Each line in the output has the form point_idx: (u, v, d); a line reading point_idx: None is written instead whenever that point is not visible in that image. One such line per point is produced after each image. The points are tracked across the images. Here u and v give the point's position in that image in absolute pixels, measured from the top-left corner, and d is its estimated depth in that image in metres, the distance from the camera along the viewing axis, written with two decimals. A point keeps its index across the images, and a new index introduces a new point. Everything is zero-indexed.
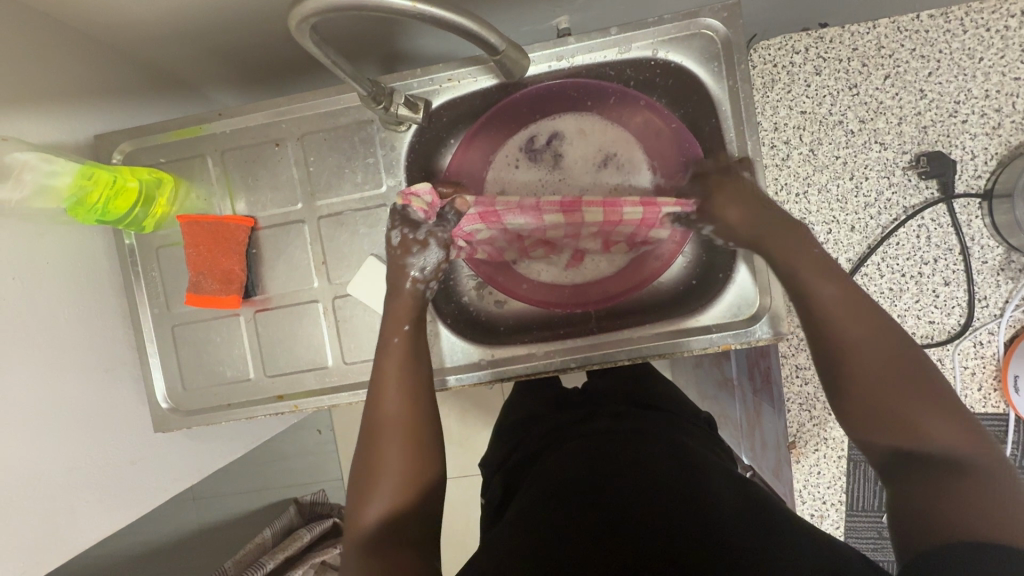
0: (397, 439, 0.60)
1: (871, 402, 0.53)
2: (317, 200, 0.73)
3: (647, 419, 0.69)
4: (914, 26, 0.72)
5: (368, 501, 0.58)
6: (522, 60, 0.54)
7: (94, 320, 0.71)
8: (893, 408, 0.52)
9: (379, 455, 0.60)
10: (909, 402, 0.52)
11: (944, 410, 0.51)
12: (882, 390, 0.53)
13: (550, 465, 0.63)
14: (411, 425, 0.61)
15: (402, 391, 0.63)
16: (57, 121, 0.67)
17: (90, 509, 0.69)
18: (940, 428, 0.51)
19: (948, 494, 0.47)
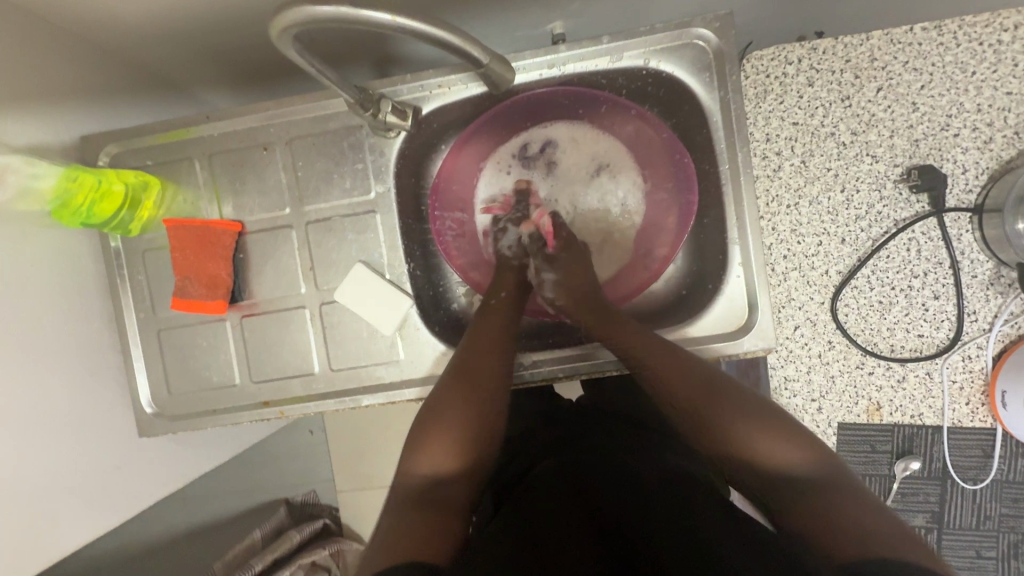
0: (461, 401, 0.67)
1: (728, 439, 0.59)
2: (305, 205, 0.72)
3: (639, 440, 0.71)
4: (907, 39, 0.72)
5: (421, 455, 0.63)
6: (508, 72, 0.53)
7: (78, 323, 0.71)
8: (741, 439, 0.58)
9: (443, 418, 0.65)
10: (753, 430, 0.59)
11: (779, 435, 0.57)
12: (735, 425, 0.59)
13: (538, 481, 0.64)
14: (484, 397, 0.69)
15: (491, 358, 0.69)
16: (43, 123, 0.67)
17: (73, 514, 0.69)
18: (791, 451, 0.56)
19: (821, 515, 0.50)
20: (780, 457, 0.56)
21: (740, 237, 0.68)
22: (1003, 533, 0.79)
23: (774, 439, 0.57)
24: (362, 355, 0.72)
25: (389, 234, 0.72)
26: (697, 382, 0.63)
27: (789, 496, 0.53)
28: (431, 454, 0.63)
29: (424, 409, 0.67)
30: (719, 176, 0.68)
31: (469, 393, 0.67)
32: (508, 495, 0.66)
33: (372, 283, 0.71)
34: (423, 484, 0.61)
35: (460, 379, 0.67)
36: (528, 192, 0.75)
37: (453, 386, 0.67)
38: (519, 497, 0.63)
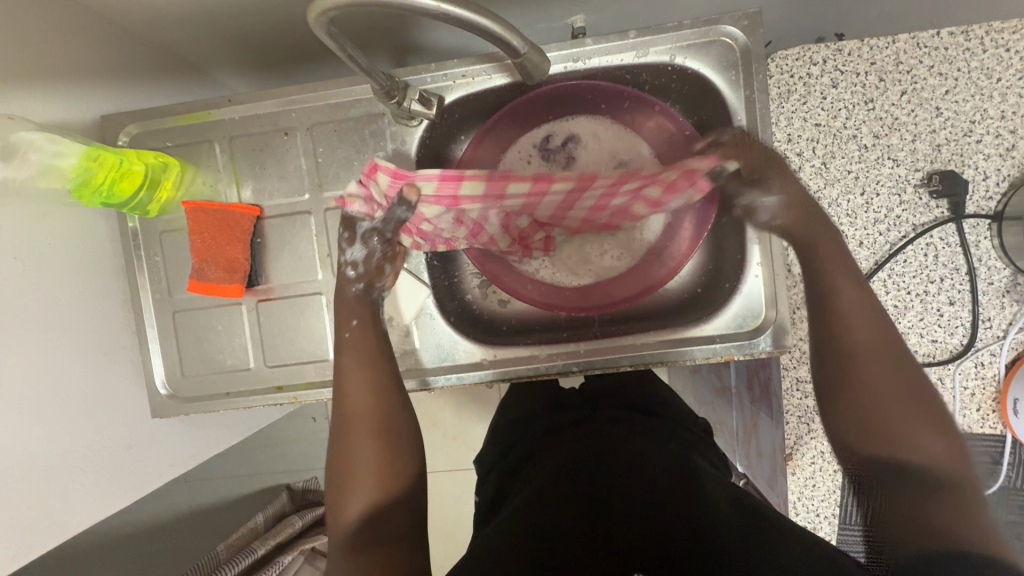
0: (360, 438, 0.60)
1: (859, 416, 0.53)
2: (324, 191, 0.72)
3: (651, 423, 0.69)
4: (934, 43, 0.71)
5: (348, 498, 0.58)
6: (543, 63, 0.53)
7: (94, 302, 0.70)
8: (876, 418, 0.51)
9: (352, 450, 0.60)
10: (901, 410, 0.51)
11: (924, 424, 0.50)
12: (886, 405, 0.51)
13: (543, 468, 0.62)
14: (384, 419, 0.62)
15: (373, 391, 0.63)
16: (64, 100, 0.66)
17: (84, 491, 0.69)
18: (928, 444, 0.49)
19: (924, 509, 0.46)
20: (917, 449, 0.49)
21: (759, 237, 0.68)
22: None
23: (919, 426, 0.50)
24: None
25: None
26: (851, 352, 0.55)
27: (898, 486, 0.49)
28: (351, 498, 0.57)
29: (332, 464, 0.60)
30: (740, 176, 0.68)
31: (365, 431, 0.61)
32: (516, 482, 0.66)
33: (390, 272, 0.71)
34: (357, 525, 0.56)
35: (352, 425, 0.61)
36: None
37: (357, 418, 0.61)
38: (522, 489, 0.61)
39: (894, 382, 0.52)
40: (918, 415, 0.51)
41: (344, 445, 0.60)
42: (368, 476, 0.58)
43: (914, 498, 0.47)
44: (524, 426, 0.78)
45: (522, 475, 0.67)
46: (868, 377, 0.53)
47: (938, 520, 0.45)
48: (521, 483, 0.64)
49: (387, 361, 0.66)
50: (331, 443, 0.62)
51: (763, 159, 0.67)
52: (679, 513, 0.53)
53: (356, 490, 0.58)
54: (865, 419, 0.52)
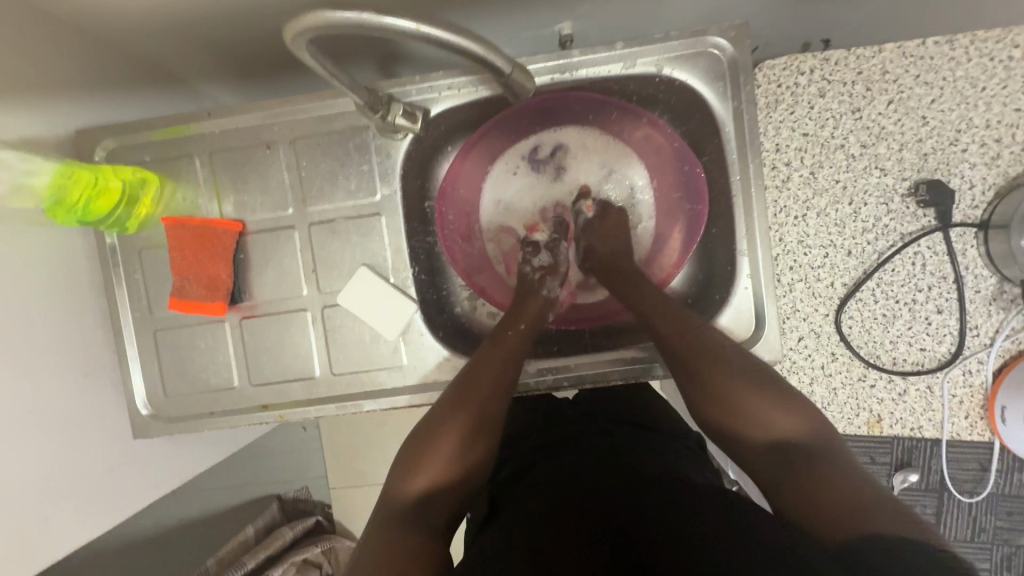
0: (462, 424, 0.62)
1: (731, 406, 0.59)
2: (308, 206, 0.71)
3: (642, 437, 0.68)
4: (920, 52, 0.72)
5: (414, 473, 0.60)
6: (529, 81, 0.52)
7: (71, 323, 0.68)
8: (730, 406, 0.59)
9: (442, 435, 0.61)
10: (739, 394, 0.59)
11: (774, 404, 0.58)
12: (742, 400, 0.59)
13: (544, 477, 0.62)
14: (486, 414, 0.63)
15: (497, 381, 0.65)
16: (36, 115, 0.64)
17: (65, 517, 0.67)
18: (784, 421, 0.57)
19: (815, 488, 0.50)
20: (775, 427, 0.57)
21: (749, 249, 0.68)
22: (997, 546, 0.80)
23: (766, 406, 0.58)
24: (365, 360, 0.71)
25: (395, 237, 0.71)
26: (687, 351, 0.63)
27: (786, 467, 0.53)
28: (422, 470, 0.60)
29: (423, 425, 0.63)
30: (730, 187, 0.68)
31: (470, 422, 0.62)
32: (507, 498, 0.64)
33: (375, 287, 0.70)
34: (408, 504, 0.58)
35: (460, 404, 0.63)
36: (534, 196, 0.74)
37: (462, 400, 0.63)
38: (518, 500, 0.60)
39: (733, 368, 0.61)
40: (764, 396, 0.59)
41: (445, 420, 0.62)
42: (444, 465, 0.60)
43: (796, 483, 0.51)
44: (517, 441, 0.76)
45: (511, 492, 0.64)
46: (711, 374, 0.61)
47: (820, 496, 0.49)
48: (512, 496, 0.63)
49: (512, 366, 0.66)
50: (430, 412, 0.64)
51: (751, 171, 0.67)
52: (669, 503, 0.53)
53: (429, 466, 0.60)
54: (737, 406, 0.59)
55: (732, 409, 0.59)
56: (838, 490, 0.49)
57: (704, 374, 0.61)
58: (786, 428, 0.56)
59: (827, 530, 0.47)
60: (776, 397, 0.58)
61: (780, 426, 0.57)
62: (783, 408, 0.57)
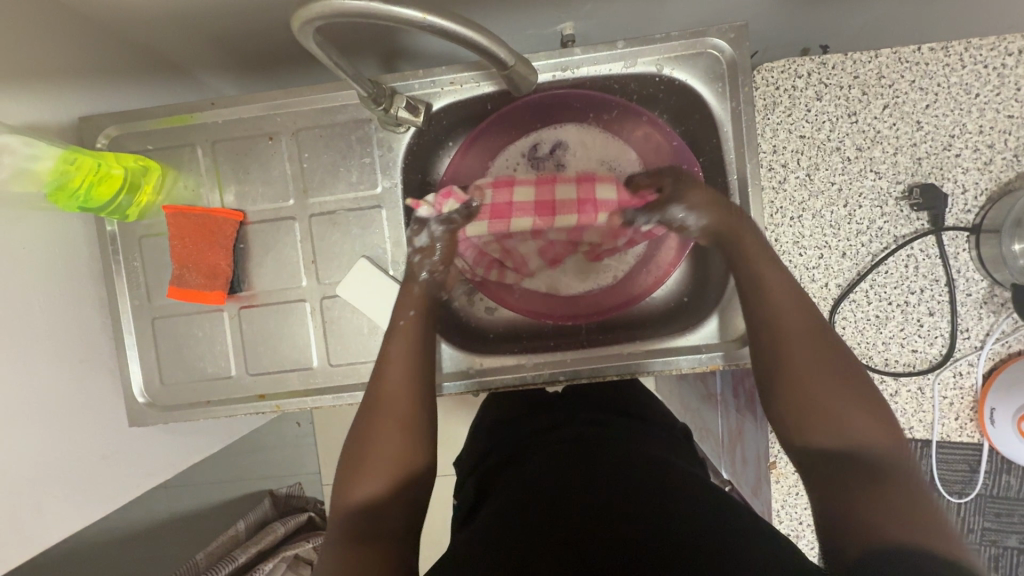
0: (393, 416, 0.60)
1: (807, 401, 0.55)
2: (309, 197, 0.71)
3: (627, 427, 0.69)
4: (915, 58, 0.73)
5: (361, 479, 0.56)
6: (531, 73, 0.52)
7: (70, 309, 0.69)
8: (816, 403, 0.54)
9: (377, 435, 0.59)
10: (830, 393, 0.54)
11: (864, 408, 0.53)
12: (821, 384, 0.55)
13: (534, 467, 0.62)
14: (414, 404, 0.61)
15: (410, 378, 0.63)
16: (40, 101, 0.65)
17: (59, 503, 0.67)
18: (865, 426, 0.52)
19: (872, 501, 0.48)
20: (852, 431, 0.52)
21: None
22: (984, 547, 0.79)
23: (856, 409, 0.53)
24: (362, 351, 0.72)
25: (395, 229, 0.71)
26: (774, 337, 0.59)
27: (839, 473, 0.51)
28: (367, 473, 0.57)
29: (357, 425, 0.60)
30: (727, 186, 0.69)
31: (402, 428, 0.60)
32: (496, 484, 0.65)
33: (374, 279, 0.70)
34: (364, 510, 0.54)
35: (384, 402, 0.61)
36: None
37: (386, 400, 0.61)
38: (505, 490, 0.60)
39: (823, 357, 0.56)
40: (854, 399, 0.54)
41: (378, 419, 0.60)
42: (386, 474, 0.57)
43: (855, 489, 0.49)
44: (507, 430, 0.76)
45: (502, 477, 0.65)
46: (795, 357, 0.57)
47: (870, 512, 0.47)
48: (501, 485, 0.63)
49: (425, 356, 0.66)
50: (355, 420, 0.61)
51: (748, 170, 0.68)
52: (656, 511, 0.52)
53: (371, 470, 0.57)
54: (811, 404, 0.55)
55: (813, 405, 0.54)
56: (911, 516, 0.46)
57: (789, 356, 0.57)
58: (868, 436, 0.52)
59: (852, 541, 0.46)
60: (866, 403, 0.53)
61: (859, 428, 0.52)
62: (868, 415, 0.52)
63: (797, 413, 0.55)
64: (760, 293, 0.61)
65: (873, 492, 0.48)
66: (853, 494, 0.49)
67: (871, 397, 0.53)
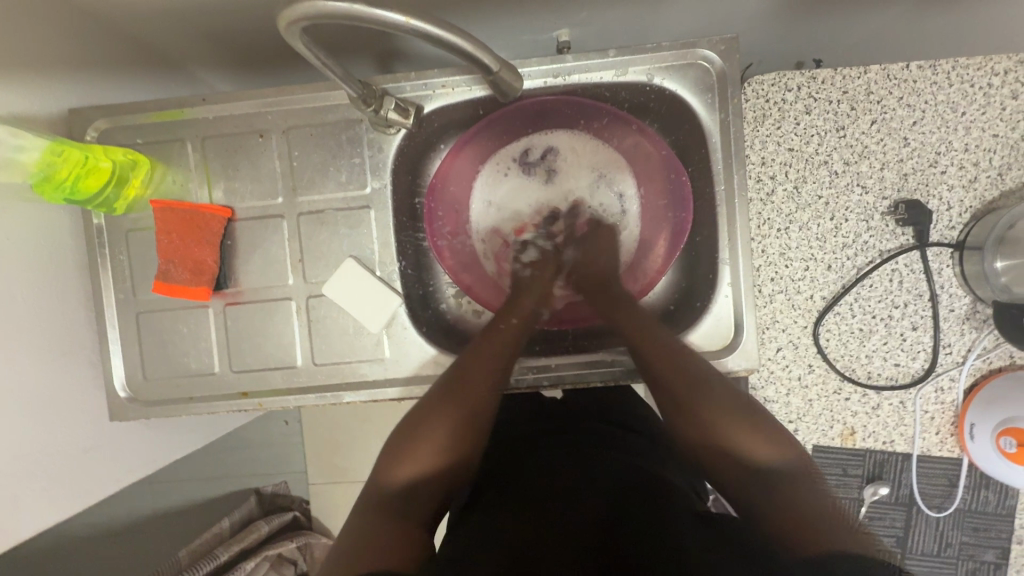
0: (454, 417, 0.64)
1: (713, 424, 0.62)
2: (298, 195, 0.71)
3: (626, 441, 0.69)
4: (903, 76, 0.74)
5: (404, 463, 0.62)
6: (518, 82, 0.53)
7: (52, 301, 0.68)
8: (719, 430, 0.61)
9: (434, 430, 0.63)
10: (725, 420, 0.62)
11: (756, 430, 0.61)
12: (726, 421, 0.62)
13: (531, 478, 0.62)
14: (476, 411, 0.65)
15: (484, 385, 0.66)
16: (29, 92, 0.64)
17: (35, 496, 0.66)
18: (763, 447, 0.60)
19: (788, 503, 0.55)
20: (752, 452, 0.60)
21: (731, 258, 0.69)
22: (962, 561, 0.80)
23: (749, 435, 0.61)
24: (347, 351, 0.71)
25: (382, 230, 0.71)
26: (675, 368, 0.65)
27: (762, 490, 0.57)
28: (413, 459, 0.62)
29: (415, 411, 0.65)
30: (714, 196, 0.69)
31: (449, 424, 0.64)
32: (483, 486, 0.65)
33: (361, 279, 0.70)
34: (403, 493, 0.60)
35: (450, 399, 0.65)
36: (523, 198, 0.76)
37: (450, 399, 0.65)
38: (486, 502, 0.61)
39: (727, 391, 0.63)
40: (743, 423, 0.62)
41: (437, 414, 0.64)
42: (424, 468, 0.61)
43: (773, 498, 0.56)
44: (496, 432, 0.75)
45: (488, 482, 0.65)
46: (706, 400, 0.63)
47: (793, 519, 0.53)
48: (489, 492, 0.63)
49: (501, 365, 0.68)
50: (424, 401, 0.66)
51: (735, 181, 0.68)
52: (675, 528, 0.53)
53: (422, 458, 0.62)
54: (717, 427, 0.62)
55: (716, 435, 0.61)
56: (811, 512, 0.54)
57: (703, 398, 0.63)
58: (766, 454, 0.59)
59: (793, 546, 0.52)
60: (753, 425, 0.61)
61: (753, 451, 0.60)
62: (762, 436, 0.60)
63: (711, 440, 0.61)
64: (668, 355, 0.66)
65: (787, 502, 0.55)
66: (769, 507, 0.55)
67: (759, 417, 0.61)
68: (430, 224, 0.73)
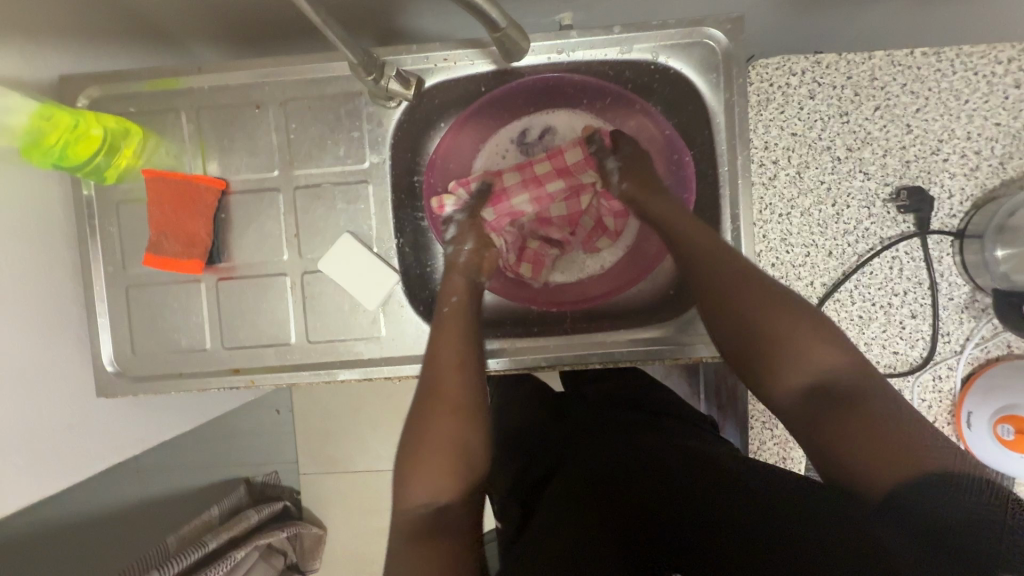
0: (444, 406, 0.57)
1: (757, 329, 0.55)
2: (295, 169, 0.70)
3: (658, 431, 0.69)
4: (908, 62, 0.73)
5: (412, 475, 0.55)
6: (525, 43, 0.52)
7: (39, 271, 0.66)
8: (769, 335, 0.55)
9: (431, 426, 0.56)
10: (779, 322, 0.55)
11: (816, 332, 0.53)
12: (765, 328, 0.55)
13: (583, 476, 0.64)
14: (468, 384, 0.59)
15: (459, 360, 0.60)
16: (17, 54, 0.62)
17: (18, 472, 0.65)
18: (826, 354, 0.53)
19: (857, 425, 0.49)
20: (814, 360, 0.53)
21: (733, 240, 0.68)
22: None
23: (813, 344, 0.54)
24: (342, 329, 0.70)
25: (380, 206, 0.70)
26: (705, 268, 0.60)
27: (821, 413, 0.51)
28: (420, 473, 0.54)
29: (411, 413, 0.58)
30: (717, 178, 0.69)
31: (456, 394, 0.58)
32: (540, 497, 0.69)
33: (358, 256, 0.69)
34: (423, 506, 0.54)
35: (439, 390, 0.58)
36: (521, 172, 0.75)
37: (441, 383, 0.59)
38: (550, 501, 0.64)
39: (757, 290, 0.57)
40: (803, 325, 0.54)
41: (430, 412, 0.57)
42: (446, 469, 0.54)
43: (839, 416, 0.50)
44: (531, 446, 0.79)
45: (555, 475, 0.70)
46: (743, 313, 0.57)
47: (872, 448, 0.47)
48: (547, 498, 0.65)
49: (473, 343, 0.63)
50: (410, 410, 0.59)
51: (739, 163, 0.67)
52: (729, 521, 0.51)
53: (423, 469, 0.54)
54: (762, 332, 0.55)
55: (771, 342, 0.55)
56: (903, 435, 0.47)
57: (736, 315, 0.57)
58: (830, 363, 0.53)
59: (876, 484, 0.46)
60: (810, 326, 0.54)
61: (822, 360, 0.53)
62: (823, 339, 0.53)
63: (762, 357, 0.55)
64: (700, 262, 0.61)
65: (857, 418, 0.49)
66: (837, 427, 0.49)
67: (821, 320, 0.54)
68: (431, 200, 0.72)
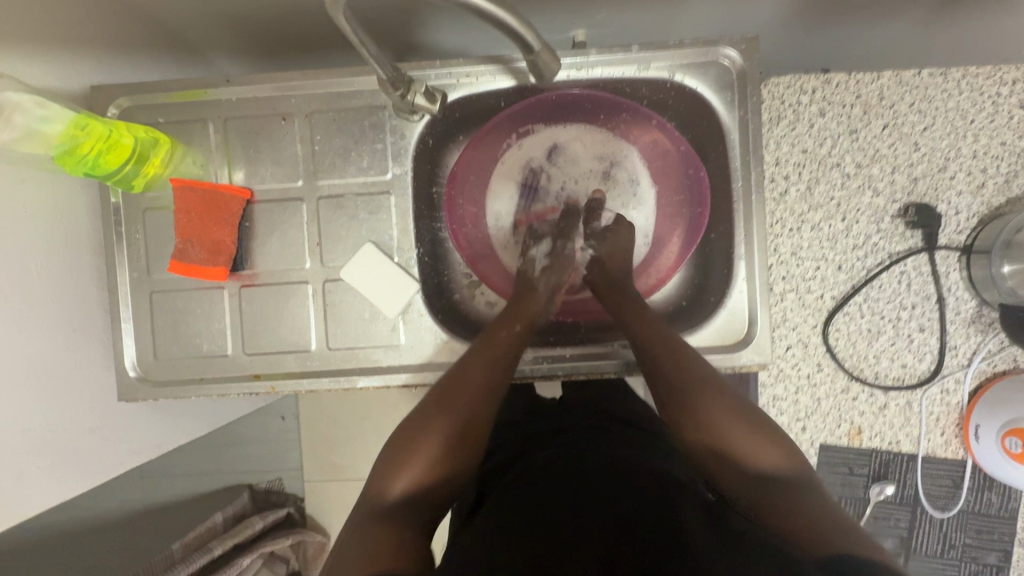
0: (446, 425, 0.63)
1: (713, 428, 0.61)
2: (319, 179, 0.71)
3: (626, 433, 0.69)
4: (915, 82, 0.76)
5: (403, 464, 0.60)
6: (554, 63, 0.54)
7: (65, 276, 0.67)
8: (721, 440, 0.60)
9: (427, 436, 0.62)
10: (728, 426, 0.61)
11: (757, 437, 0.59)
12: (706, 422, 0.62)
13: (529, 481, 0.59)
14: (470, 413, 0.64)
15: (473, 385, 0.66)
16: (51, 65, 0.64)
17: (39, 475, 0.65)
18: (765, 454, 0.58)
19: (786, 510, 0.52)
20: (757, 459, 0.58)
21: (746, 253, 0.70)
22: (965, 562, 0.80)
23: (752, 440, 0.59)
24: (361, 336, 0.71)
25: (402, 216, 0.72)
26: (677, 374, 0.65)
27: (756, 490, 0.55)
28: (412, 461, 0.60)
29: (408, 424, 0.64)
30: (731, 193, 0.70)
31: (453, 420, 0.63)
32: (494, 483, 0.65)
33: (380, 265, 0.70)
34: (399, 496, 0.58)
35: (441, 409, 0.64)
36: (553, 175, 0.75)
37: (446, 404, 0.64)
38: (500, 491, 0.61)
39: (717, 402, 0.62)
40: (750, 429, 0.60)
41: (427, 425, 0.63)
42: (433, 457, 0.61)
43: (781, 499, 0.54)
44: (500, 440, 0.74)
45: (502, 476, 0.65)
46: (698, 404, 0.62)
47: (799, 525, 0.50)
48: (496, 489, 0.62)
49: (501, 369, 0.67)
50: (411, 415, 0.65)
51: (753, 179, 0.69)
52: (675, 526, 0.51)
53: (417, 462, 0.60)
54: (720, 430, 0.61)
55: (710, 436, 0.61)
56: (815, 523, 0.50)
57: (695, 406, 0.62)
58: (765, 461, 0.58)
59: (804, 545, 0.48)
60: (756, 432, 0.60)
61: (764, 458, 0.58)
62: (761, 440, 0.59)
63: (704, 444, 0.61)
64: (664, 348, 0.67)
65: (790, 505, 0.53)
66: (776, 510, 0.53)
67: (763, 426, 0.60)
68: (452, 215, 0.74)
